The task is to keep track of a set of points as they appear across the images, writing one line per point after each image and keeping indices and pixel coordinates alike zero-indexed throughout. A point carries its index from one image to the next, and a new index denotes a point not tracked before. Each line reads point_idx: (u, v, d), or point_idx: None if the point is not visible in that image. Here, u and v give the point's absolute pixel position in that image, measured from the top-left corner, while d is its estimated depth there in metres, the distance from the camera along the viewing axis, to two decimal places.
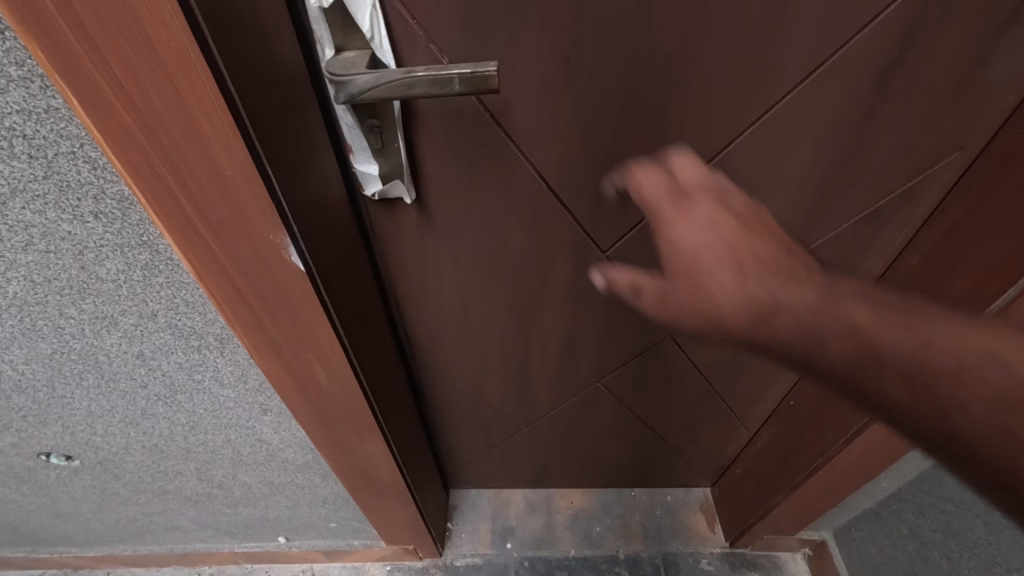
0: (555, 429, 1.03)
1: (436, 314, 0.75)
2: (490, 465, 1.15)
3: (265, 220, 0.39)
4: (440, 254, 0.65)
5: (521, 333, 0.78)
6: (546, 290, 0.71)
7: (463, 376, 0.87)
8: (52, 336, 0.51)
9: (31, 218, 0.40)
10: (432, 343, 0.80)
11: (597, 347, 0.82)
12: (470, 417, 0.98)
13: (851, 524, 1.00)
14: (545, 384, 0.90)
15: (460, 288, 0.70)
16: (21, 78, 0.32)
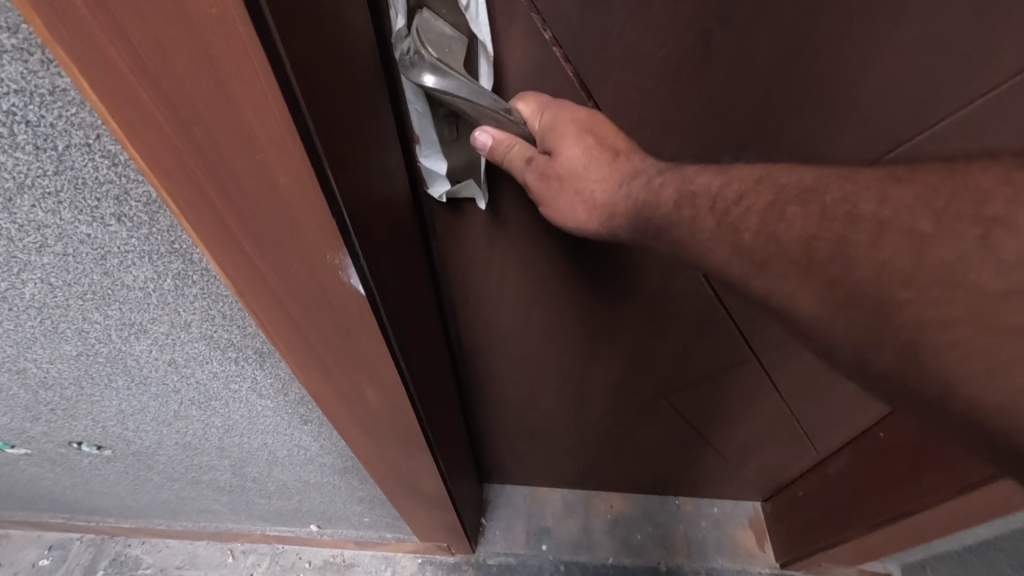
0: (605, 437, 0.96)
1: (496, 320, 0.67)
2: (531, 465, 1.09)
3: (322, 236, 0.31)
4: (507, 260, 0.57)
5: (587, 343, 0.70)
6: (622, 303, 0.63)
7: (515, 382, 0.80)
8: (77, 339, 0.46)
9: (44, 219, 0.33)
10: (486, 348, 0.73)
11: (668, 363, 0.74)
12: (517, 421, 0.92)
13: (926, 563, 0.91)
14: (604, 394, 0.82)
15: (525, 296, 0.62)
16: (16, 50, 0.24)
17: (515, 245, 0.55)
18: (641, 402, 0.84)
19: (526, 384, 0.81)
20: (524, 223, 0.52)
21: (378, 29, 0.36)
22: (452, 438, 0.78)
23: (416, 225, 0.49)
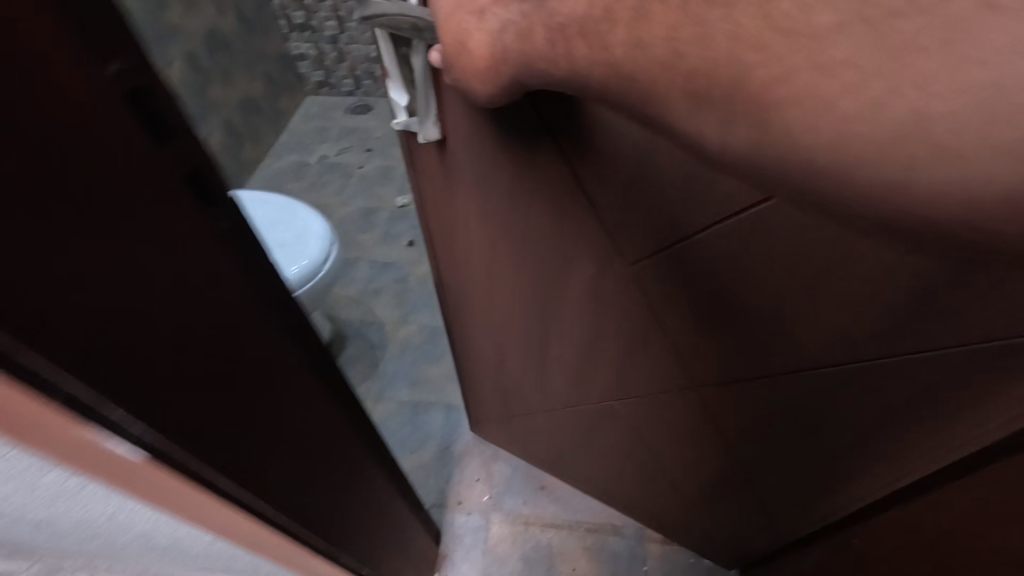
0: (574, 399, 1.02)
1: (488, 214, 0.77)
2: (511, 408, 1.17)
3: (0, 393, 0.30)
4: (472, 201, 0.77)
5: (564, 274, 0.78)
6: (590, 238, 0.70)
7: (501, 298, 0.90)
8: None
9: None
10: (480, 242, 0.82)
11: (637, 326, 0.78)
12: (501, 347, 1.01)
13: None
14: (577, 341, 0.89)
15: (510, 197, 0.72)
16: None
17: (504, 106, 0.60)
18: (610, 364, 0.88)
19: (509, 303, 0.90)
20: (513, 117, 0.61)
21: (173, 113, 0.35)
22: (364, 509, 0.72)
23: (276, 296, 0.46)
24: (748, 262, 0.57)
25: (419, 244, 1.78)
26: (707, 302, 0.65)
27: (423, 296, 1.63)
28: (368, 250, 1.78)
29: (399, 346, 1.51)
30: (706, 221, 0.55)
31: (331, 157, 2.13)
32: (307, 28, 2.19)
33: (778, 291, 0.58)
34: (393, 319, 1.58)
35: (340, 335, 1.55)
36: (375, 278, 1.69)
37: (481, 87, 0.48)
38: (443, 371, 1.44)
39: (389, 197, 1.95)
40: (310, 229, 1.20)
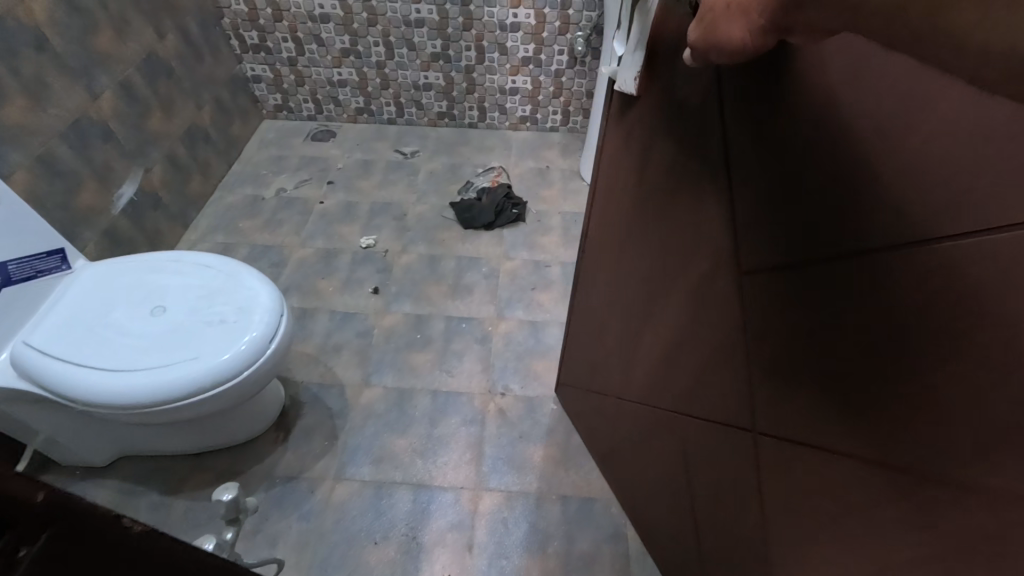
0: (642, 393, 1.03)
1: (668, 171, 0.82)
2: (594, 380, 1.21)
3: None
4: (643, 146, 0.88)
5: (694, 258, 0.80)
6: (730, 226, 0.71)
7: (637, 258, 0.95)
8: None
9: None
10: (646, 194, 0.89)
11: (721, 339, 0.77)
12: (612, 306, 1.07)
13: None
14: (667, 329, 0.90)
15: (688, 150, 0.76)
16: None
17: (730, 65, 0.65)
18: (684, 372, 0.88)
19: (639, 263, 0.95)
20: (743, 83, 0.64)
21: None
22: None
23: None
24: (841, 295, 0.54)
25: (384, 291, 1.64)
26: (792, 331, 0.63)
27: (388, 354, 1.49)
28: (329, 299, 1.62)
29: (361, 414, 1.36)
30: (825, 240, 0.55)
31: (289, 190, 1.96)
32: (262, 49, 2.02)
33: (852, 341, 0.54)
34: (356, 381, 1.43)
35: (294, 401, 1.39)
36: (336, 332, 1.54)
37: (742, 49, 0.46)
38: (410, 444, 1.31)
39: (352, 237, 1.80)
40: (256, 299, 1.05)
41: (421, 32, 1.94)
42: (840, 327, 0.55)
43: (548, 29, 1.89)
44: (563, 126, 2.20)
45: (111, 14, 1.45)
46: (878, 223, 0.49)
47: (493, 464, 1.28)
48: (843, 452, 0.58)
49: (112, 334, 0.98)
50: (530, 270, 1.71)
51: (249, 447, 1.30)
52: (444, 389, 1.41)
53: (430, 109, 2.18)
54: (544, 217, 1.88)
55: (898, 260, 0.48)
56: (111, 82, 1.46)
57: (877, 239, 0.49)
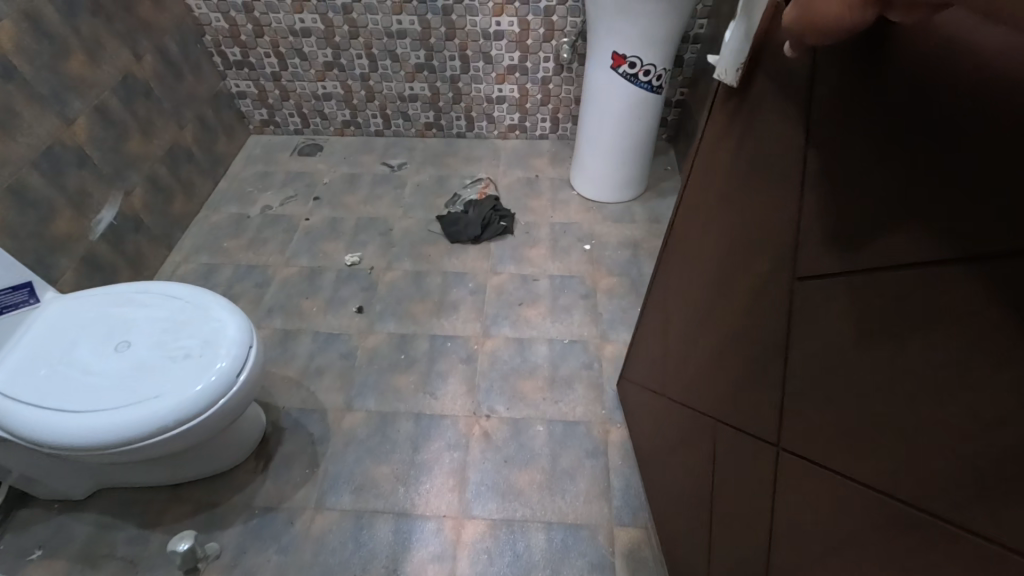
0: (687, 394, 0.98)
1: (744, 161, 0.75)
2: (651, 377, 1.17)
3: None
4: (726, 131, 0.80)
5: (756, 259, 0.73)
6: (794, 229, 0.64)
7: (706, 252, 0.89)
8: None
9: None
10: (722, 183, 0.82)
11: (768, 349, 0.71)
12: (679, 298, 1.01)
13: None
14: (720, 331, 0.84)
15: (764, 138, 0.69)
16: None
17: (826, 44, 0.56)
18: (728, 377, 0.82)
19: (707, 259, 0.89)
20: (836, 67, 0.55)
21: None
22: None
23: None
24: (897, 310, 0.49)
25: (368, 310, 1.61)
26: (837, 346, 0.57)
27: (372, 376, 1.46)
28: (312, 319, 1.59)
29: (343, 439, 1.34)
30: (886, 247, 0.50)
31: (275, 208, 1.94)
32: (244, 65, 2.00)
33: (903, 363, 0.48)
34: (338, 405, 1.40)
35: (276, 427, 1.36)
36: (319, 354, 1.51)
37: (842, 27, 0.42)
38: (393, 471, 1.28)
39: (337, 254, 1.77)
40: (224, 331, 1.02)
41: (404, 43, 1.90)
42: (892, 347, 0.50)
43: (533, 36, 1.85)
44: (553, 133, 2.16)
45: (83, 38, 1.43)
46: (944, 239, 0.44)
47: (477, 491, 1.25)
48: (869, 483, 0.53)
49: (74, 372, 0.95)
50: (517, 285, 1.67)
51: (228, 477, 1.27)
52: (429, 412, 1.38)
53: (417, 120, 2.15)
54: (533, 229, 1.84)
55: (957, 280, 0.43)
56: (85, 107, 1.44)
57: (942, 254, 0.44)
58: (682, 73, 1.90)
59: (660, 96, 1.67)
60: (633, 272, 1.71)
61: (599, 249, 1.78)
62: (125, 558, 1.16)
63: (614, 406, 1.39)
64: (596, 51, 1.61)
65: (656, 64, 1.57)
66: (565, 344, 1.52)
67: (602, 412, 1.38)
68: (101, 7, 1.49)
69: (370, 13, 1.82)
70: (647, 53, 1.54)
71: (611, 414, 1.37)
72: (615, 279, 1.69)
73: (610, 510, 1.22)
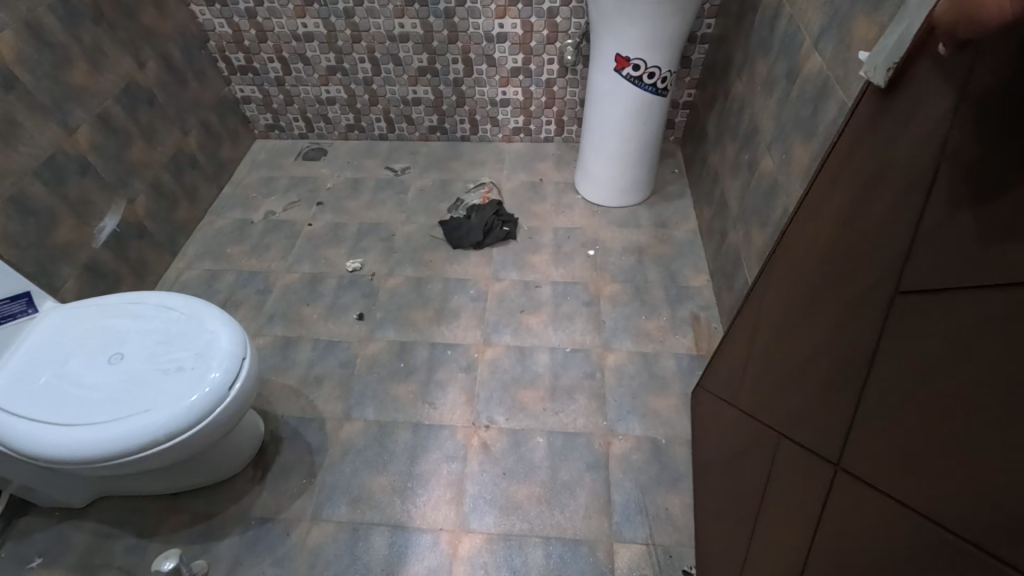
0: (750, 406, 0.91)
1: (854, 163, 0.68)
2: (722, 389, 1.05)
3: None
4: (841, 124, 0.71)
5: (846, 268, 0.68)
6: (901, 242, 0.59)
7: (787, 254, 0.82)
8: None
9: None
10: (820, 183, 0.75)
11: (849, 365, 0.65)
12: (748, 300, 0.94)
13: None
14: (792, 339, 0.79)
15: (885, 136, 0.62)
16: None
17: (993, 28, 0.47)
18: (795, 394, 0.76)
19: (794, 265, 0.80)
20: (992, 64, 0.48)
21: None
22: None
23: None
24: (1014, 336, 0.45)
25: (369, 317, 1.60)
26: (935, 367, 0.53)
27: (371, 385, 1.44)
28: (312, 326, 1.59)
29: (341, 449, 1.33)
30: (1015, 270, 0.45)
31: (278, 213, 1.94)
32: (248, 70, 1.99)
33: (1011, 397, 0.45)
34: (336, 415, 1.39)
35: (274, 436, 1.35)
36: (318, 363, 1.50)
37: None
38: (389, 482, 1.27)
39: (339, 260, 1.77)
40: (217, 344, 1.01)
41: (406, 47, 1.88)
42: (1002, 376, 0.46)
43: (536, 38, 1.82)
44: (558, 136, 2.13)
45: (85, 47, 1.44)
46: None
47: (474, 504, 1.23)
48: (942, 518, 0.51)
49: (67, 386, 0.95)
50: (519, 291, 1.65)
51: (225, 487, 1.27)
52: (428, 422, 1.36)
53: (421, 124, 2.13)
54: (536, 234, 1.81)
55: None
56: (87, 116, 1.44)
57: None
58: (689, 74, 1.86)
59: (665, 99, 1.63)
60: (638, 279, 1.67)
61: (603, 255, 1.75)
62: (123, 568, 1.16)
63: (615, 417, 1.36)
64: (599, 54, 1.57)
65: (660, 67, 1.54)
66: (566, 353, 1.49)
67: (604, 423, 1.35)
68: (103, 16, 1.49)
69: (371, 17, 1.81)
70: (651, 55, 1.50)
71: (613, 425, 1.34)
72: (619, 286, 1.66)
73: (610, 526, 1.19)
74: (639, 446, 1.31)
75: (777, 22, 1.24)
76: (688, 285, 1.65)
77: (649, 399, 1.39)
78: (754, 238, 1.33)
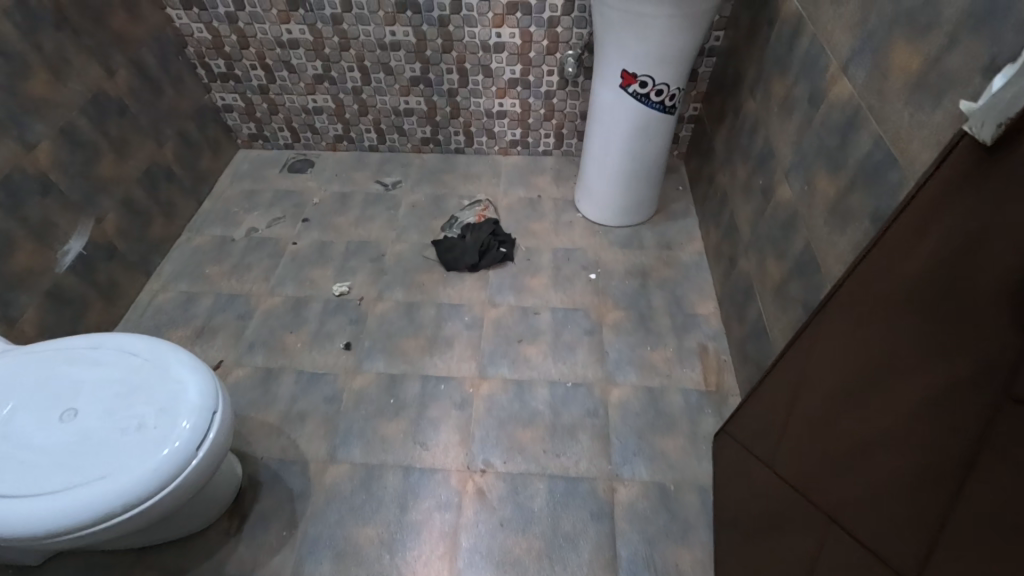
0: (792, 476, 0.82)
1: (944, 223, 0.56)
2: (756, 444, 0.96)
3: None
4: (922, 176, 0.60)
5: (922, 347, 0.57)
6: (996, 336, 0.49)
7: (840, 316, 0.72)
8: None
9: None
10: (887, 242, 0.63)
11: (932, 463, 0.56)
12: (791, 349, 0.83)
13: None
14: (847, 409, 0.69)
15: (978, 204, 0.52)
16: None
17: None
18: (852, 480, 0.67)
19: (849, 330, 0.70)
20: None
21: None
22: None
23: None
24: None
25: (356, 346, 1.50)
26: None
27: (358, 423, 1.34)
28: (297, 356, 1.48)
29: (324, 496, 1.23)
30: None
31: (260, 230, 1.82)
32: (230, 78, 1.88)
33: None
34: (320, 456, 1.29)
35: (252, 481, 1.25)
36: (302, 397, 1.40)
37: None
38: (377, 534, 1.17)
39: (325, 283, 1.66)
40: (186, 394, 0.91)
41: (398, 56, 1.78)
42: None
43: (535, 49, 1.72)
44: (557, 149, 2.03)
45: (47, 55, 1.32)
46: None
47: (469, 559, 1.13)
48: None
49: (11, 448, 0.84)
50: (517, 318, 1.55)
51: (198, 540, 1.16)
52: (419, 465, 1.27)
53: (414, 135, 2.03)
54: (534, 255, 1.72)
55: None
56: (48, 130, 1.33)
57: None
58: (696, 88, 1.77)
59: (672, 116, 1.55)
60: (642, 305, 1.59)
61: (605, 279, 1.66)
62: None
63: (620, 461, 1.27)
64: (603, 70, 1.48)
65: (668, 84, 1.45)
66: (568, 387, 1.40)
67: (608, 466, 1.26)
68: (67, 20, 1.38)
69: (361, 24, 1.70)
70: (658, 71, 1.41)
71: (617, 470, 1.25)
72: (622, 313, 1.57)
73: None
74: (646, 493, 1.22)
75: (798, 39, 1.15)
76: (695, 313, 1.56)
77: (656, 440, 1.30)
78: (769, 269, 1.24)
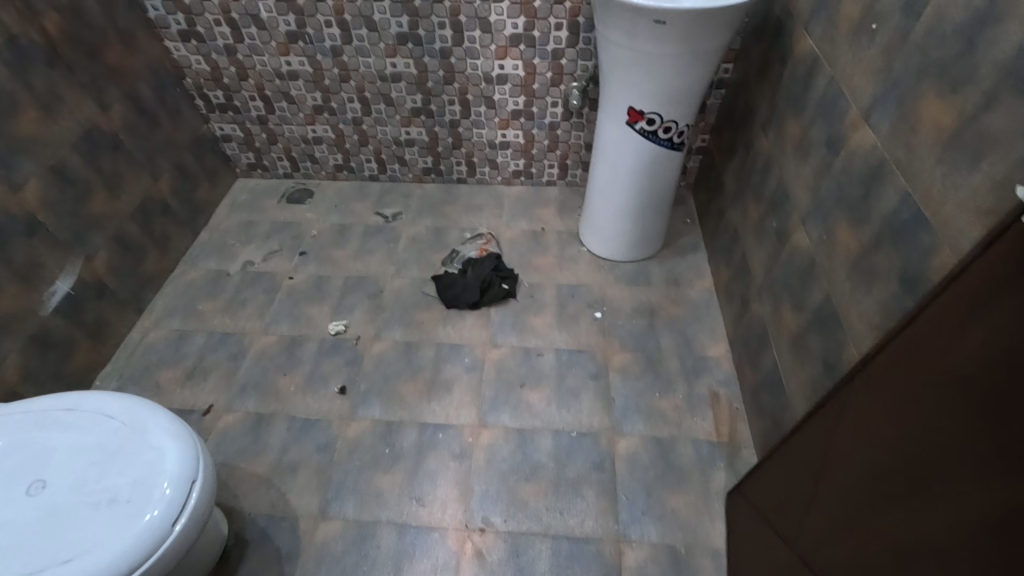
0: (821, 561, 0.76)
1: (991, 322, 0.49)
2: (776, 516, 0.90)
3: None
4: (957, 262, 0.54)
5: (970, 456, 0.51)
6: None
7: (872, 401, 0.66)
8: None
9: None
10: (925, 331, 0.57)
11: None
12: (814, 423, 0.77)
13: None
14: (884, 504, 0.63)
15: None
16: None
17: None
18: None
19: (883, 418, 0.64)
20: None
21: None
22: None
23: None
24: None
25: (351, 390, 1.44)
26: None
27: (351, 475, 1.28)
28: (289, 401, 1.42)
29: (315, 556, 1.16)
30: None
31: (256, 264, 1.78)
32: (228, 108, 1.85)
33: None
34: (311, 512, 1.22)
35: (239, 539, 1.19)
36: (293, 446, 1.33)
37: None
38: None
39: (321, 321, 1.61)
40: (164, 460, 0.86)
41: (398, 87, 1.74)
42: None
43: (539, 80, 1.68)
44: (561, 180, 1.98)
45: (37, 92, 1.29)
46: None
47: None
48: None
49: None
50: (519, 360, 1.49)
51: None
52: (415, 523, 1.20)
53: (415, 165, 1.98)
54: (537, 292, 1.66)
55: None
56: (37, 168, 1.29)
57: None
58: (704, 120, 1.73)
59: (680, 153, 1.50)
60: (650, 346, 1.52)
61: (611, 318, 1.59)
62: None
63: (628, 520, 1.20)
64: (609, 106, 1.44)
65: (676, 121, 1.40)
66: (572, 437, 1.33)
67: (615, 526, 1.19)
68: (59, 56, 1.35)
69: (360, 56, 1.67)
70: (666, 109, 1.37)
71: (624, 530, 1.18)
72: (629, 355, 1.50)
73: None
74: (655, 556, 1.15)
75: (813, 80, 1.09)
76: (705, 355, 1.49)
77: (666, 497, 1.23)
78: (784, 317, 1.18)
